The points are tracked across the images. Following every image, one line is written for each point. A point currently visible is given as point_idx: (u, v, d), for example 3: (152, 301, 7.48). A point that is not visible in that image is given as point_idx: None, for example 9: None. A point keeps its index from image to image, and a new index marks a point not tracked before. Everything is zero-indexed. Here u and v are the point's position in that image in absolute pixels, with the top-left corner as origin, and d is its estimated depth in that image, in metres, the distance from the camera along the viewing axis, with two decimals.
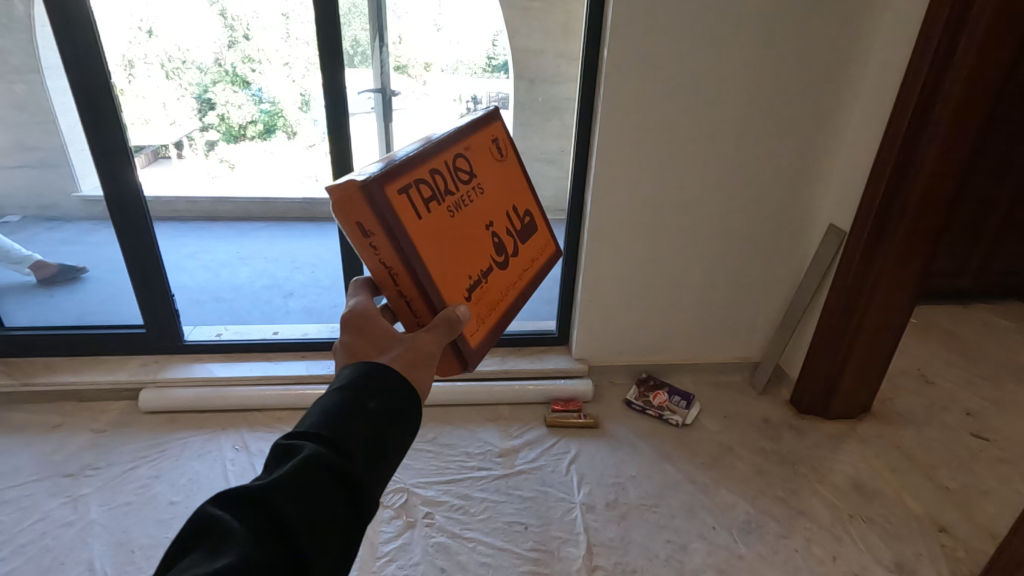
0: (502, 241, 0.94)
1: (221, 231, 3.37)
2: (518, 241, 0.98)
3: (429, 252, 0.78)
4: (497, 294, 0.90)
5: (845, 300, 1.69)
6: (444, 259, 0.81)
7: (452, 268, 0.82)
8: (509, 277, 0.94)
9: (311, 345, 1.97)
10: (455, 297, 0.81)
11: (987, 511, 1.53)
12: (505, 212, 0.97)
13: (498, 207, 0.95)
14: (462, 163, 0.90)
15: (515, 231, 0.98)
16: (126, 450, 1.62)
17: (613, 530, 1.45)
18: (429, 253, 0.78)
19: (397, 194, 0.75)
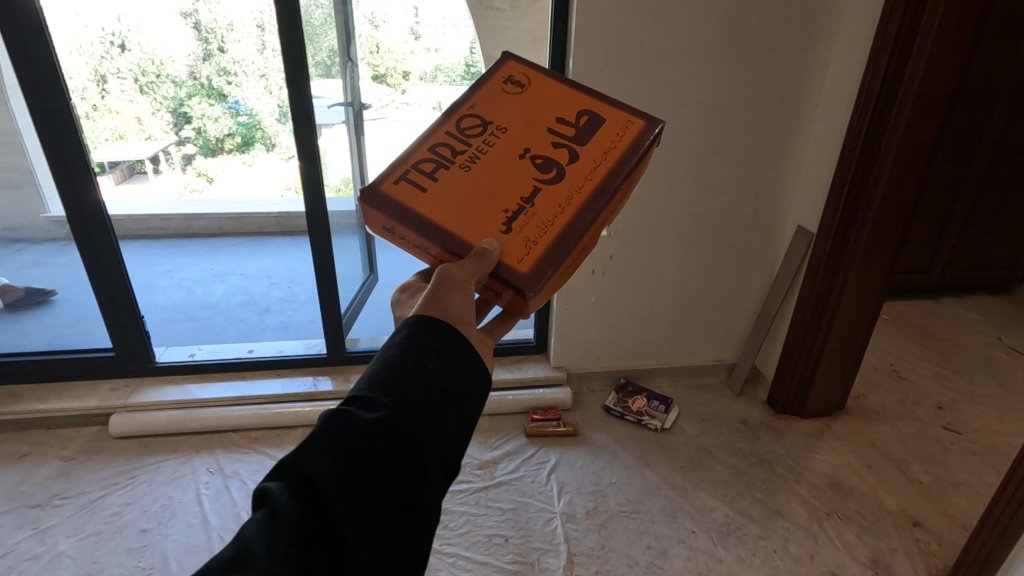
0: (549, 157, 0.81)
1: (195, 248, 3.33)
2: (575, 146, 0.82)
3: (436, 215, 0.76)
4: (553, 209, 0.76)
5: (816, 299, 1.72)
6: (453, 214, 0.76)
7: (478, 213, 0.76)
8: (567, 189, 0.78)
9: (287, 362, 1.95)
10: (487, 235, 0.74)
11: (959, 503, 1.56)
12: (545, 127, 0.84)
13: (532, 128, 0.84)
14: (468, 121, 0.85)
15: (568, 138, 0.83)
16: (96, 478, 1.58)
17: (594, 539, 1.45)
18: (451, 211, 0.76)
19: (395, 186, 0.78)
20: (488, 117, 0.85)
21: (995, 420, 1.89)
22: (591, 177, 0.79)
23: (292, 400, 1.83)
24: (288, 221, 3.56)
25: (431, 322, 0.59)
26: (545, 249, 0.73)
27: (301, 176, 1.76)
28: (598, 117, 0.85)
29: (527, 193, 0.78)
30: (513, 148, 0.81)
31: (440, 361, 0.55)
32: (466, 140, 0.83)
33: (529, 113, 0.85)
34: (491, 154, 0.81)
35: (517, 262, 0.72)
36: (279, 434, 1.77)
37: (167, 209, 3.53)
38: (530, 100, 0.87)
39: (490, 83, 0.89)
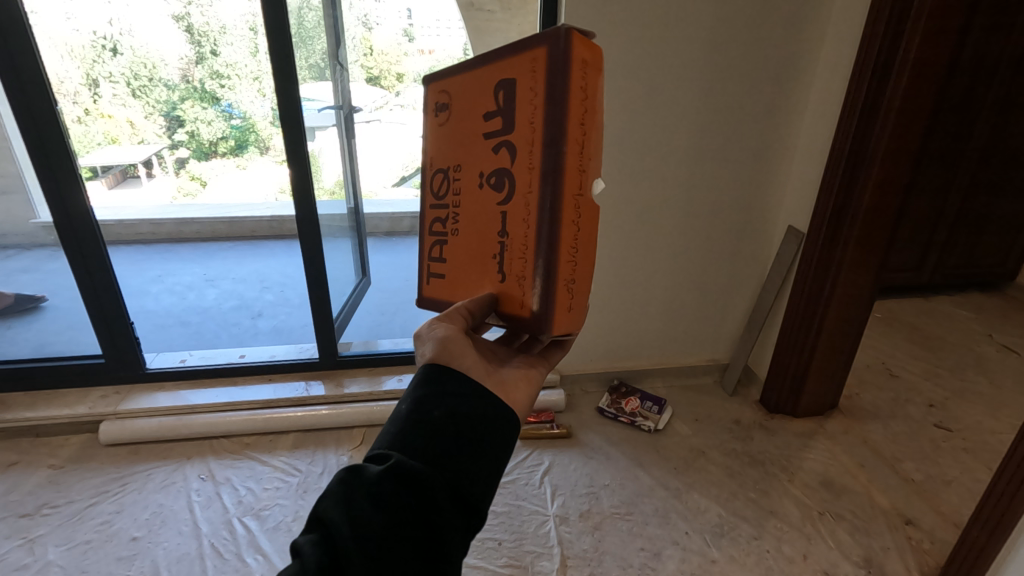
0: (497, 177, 0.75)
1: (187, 253, 3.31)
2: (506, 144, 0.73)
3: (458, 293, 0.82)
4: (522, 235, 0.72)
5: (807, 300, 1.72)
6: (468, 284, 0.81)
7: (480, 273, 0.79)
8: (521, 198, 0.72)
9: (279, 367, 1.94)
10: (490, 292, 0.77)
11: (951, 501, 1.56)
12: (480, 142, 0.77)
13: (473, 151, 0.78)
14: (437, 179, 0.84)
15: (499, 138, 0.74)
16: (85, 486, 1.57)
17: (587, 542, 1.44)
18: (465, 281, 0.81)
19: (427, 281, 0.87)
20: (444, 166, 0.83)
21: (986, 417, 1.90)
22: (533, 166, 0.70)
23: (284, 405, 1.82)
24: (281, 224, 3.55)
25: (436, 372, 0.63)
26: (530, 278, 0.72)
27: (291, 181, 1.75)
28: (509, 81, 0.71)
29: (499, 226, 0.75)
30: (473, 185, 0.78)
31: (444, 408, 0.59)
32: (444, 201, 0.83)
33: (463, 134, 0.79)
34: (464, 203, 0.81)
35: (518, 307, 0.74)
36: (270, 439, 1.76)
37: (158, 213, 3.51)
38: (461, 113, 0.79)
39: (428, 122, 0.85)
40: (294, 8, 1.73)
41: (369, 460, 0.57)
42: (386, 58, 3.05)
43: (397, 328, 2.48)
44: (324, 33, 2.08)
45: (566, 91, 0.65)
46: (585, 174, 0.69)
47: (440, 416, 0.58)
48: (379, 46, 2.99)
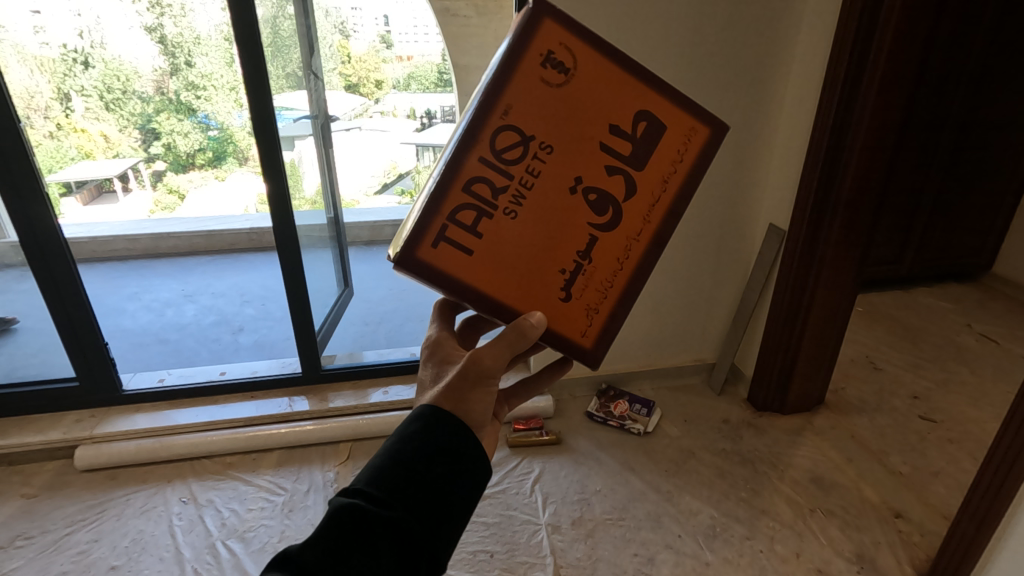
0: (603, 195, 0.71)
1: (164, 269, 3.23)
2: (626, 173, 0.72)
3: (494, 289, 0.70)
4: (611, 269, 0.74)
5: (790, 298, 1.73)
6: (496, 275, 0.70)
7: (536, 283, 0.71)
8: (623, 234, 0.73)
9: (261, 383, 1.90)
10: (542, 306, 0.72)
11: (938, 492, 1.58)
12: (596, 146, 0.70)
13: (582, 151, 0.70)
14: (512, 142, 0.68)
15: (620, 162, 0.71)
16: (61, 515, 1.51)
17: (581, 550, 1.42)
18: (498, 285, 0.70)
19: (433, 250, 0.68)
20: (530, 135, 0.69)
21: (968, 406, 1.92)
22: (649, 221, 0.73)
23: (267, 422, 1.78)
24: (261, 236, 3.48)
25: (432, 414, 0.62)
26: (609, 309, 0.75)
27: (267, 193, 1.71)
28: (659, 123, 0.72)
29: (584, 244, 0.72)
30: (559, 191, 0.70)
31: (435, 461, 0.59)
32: (518, 171, 0.69)
33: (576, 123, 0.69)
34: (537, 192, 0.70)
35: (582, 336, 0.74)
36: (254, 457, 1.72)
37: (134, 229, 3.42)
38: (587, 97, 0.69)
39: (525, 66, 0.68)
40: (268, 17, 1.69)
41: (358, 492, 0.56)
42: (365, 65, 3.13)
43: (381, 339, 2.44)
44: (300, 42, 2.05)
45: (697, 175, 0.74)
46: None
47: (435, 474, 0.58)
48: (357, 53, 3.00)
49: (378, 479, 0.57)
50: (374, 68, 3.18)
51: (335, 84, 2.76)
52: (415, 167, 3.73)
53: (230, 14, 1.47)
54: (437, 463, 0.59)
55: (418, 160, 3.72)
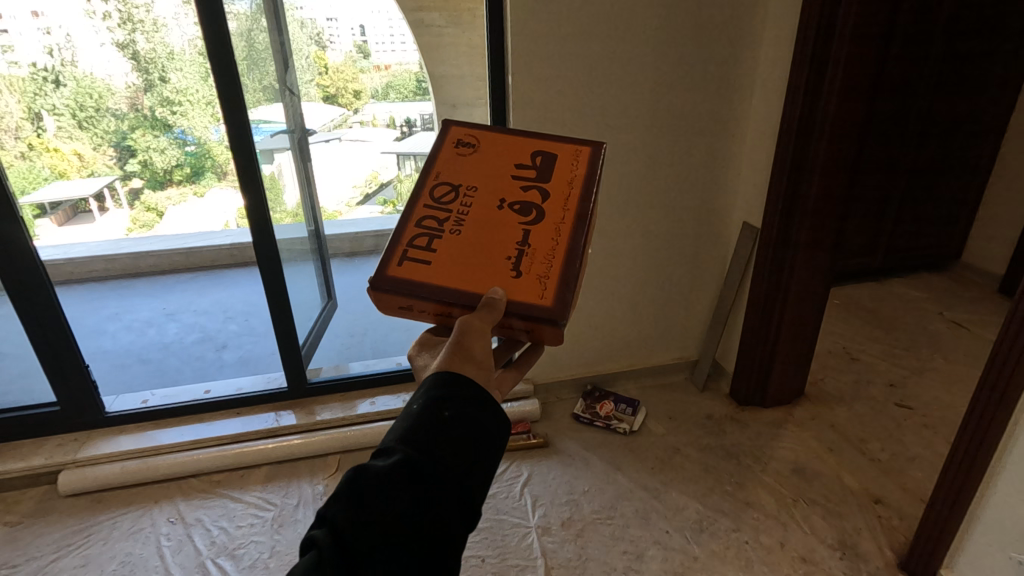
0: (523, 203, 0.87)
1: (143, 288, 3.19)
2: (539, 186, 0.89)
3: (446, 278, 0.79)
4: (549, 248, 0.82)
5: (765, 293, 1.77)
6: (477, 271, 0.80)
7: (481, 268, 0.80)
8: (550, 224, 0.85)
9: (246, 399, 1.89)
10: (496, 283, 0.79)
11: (915, 476, 1.63)
12: (504, 179, 0.90)
13: (488, 183, 0.89)
14: (442, 189, 0.88)
15: (530, 181, 0.90)
16: (46, 541, 1.50)
17: (571, 550, 1.44)
18: (450, 278, 0.79)
19: (398, 269, 0.80)
20: (457, 182, 0.90)
21: (943, 392, 1.98)
22: (570, 208, 0.87)
23: (254, 438, 1.78)
24: (243, 251, 3.45)
25: (452, 381, 0.60)
26: (560, 279, 0.79)
27: (245, 206, 1.71)
28: (552, 155, 0.94)
29: (531, 233, 0.84)
30: (488, 207, 0.87)
31: (445, 413, 0.58)
32: (446, 208, 0.87)
33: (488, 168, 0.91)
34: (472, 216, 0.86)
35: (539, 299, 0.77)
36: (242, 474, 1.71)
37: (111, 248, 3.37)
38: (494, 149, 0.94)
39: (444, 151, 0.94)
40: (241, 31, 1.69)
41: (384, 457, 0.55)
42: (342, 75, 3.16)
43: (367, 350, 2.45)
44: (274, 57, 2.05)
45: (589, 179, 0.90)
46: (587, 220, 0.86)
47: (470, 456, 0.56)
48: (334, 64, 3.02)
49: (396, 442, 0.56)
50: (351, 78, 3.21)
51: (313, 95, 2.75)
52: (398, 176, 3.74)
53: (201, 30, 1.47)
54: (448, 413, 0.58)
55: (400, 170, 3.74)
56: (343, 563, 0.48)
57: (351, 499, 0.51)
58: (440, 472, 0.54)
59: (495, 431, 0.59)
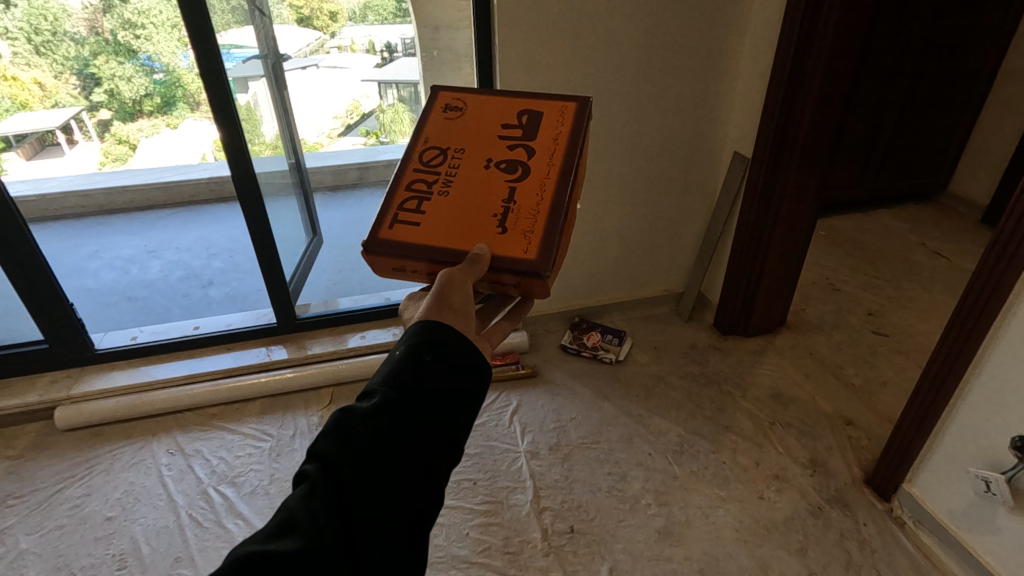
0: (510, 162, 0.86)
1: (122, 224, 3.11)
2: (525, 143, 0.87)
3: (435, 238, 0.80)
4: (533, 203, 0.81)
5: (753, 225, 1.77)
6: (474, 240, 0.79)
7: (468, 228, 0.80)
8: (536, 180, 0.83)
9: (236, 335, 1.90)
10: (482, 240, 0.79)
11: (886, 400, 1.71)
12: (492, 138, 0.89)
13: (475, 144, 0.88)
14: (431, 153, 0.88)
15: (517, 138, 0.88)
16: (49, 473, 1.54)
17: (559, 472, 1.51)
18: (438, 239, 0.80)
19: (389, 231, 0.81)
20: (445, 144, 0.89)
21: (919, 320, 2.04)
22: (555, 164, 0.84)
23: (247, 372, 1.80)
24: (222, 185, 3.35)
25: (438, 331, 0.61)
26: (544, 234, 0.78)
27: (221, 140, 1.64)
28: (537, 112, 0.91)
29: (517, 189, 0.83)
30: (475, 168, 0.86)
31: (427, 356, 0.59)
32: (435, 170, 0.86)
33: (475, 128, 0.90)
34: (460, 177, 0.85)
35: (523, 253, 0.77)
36: (237, 407, 1.75)
37: (85, 184, 3.25)
38: (482, 109, 0.92)
39: (432, 114, 0.93)
40: None
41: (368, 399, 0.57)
42: None
43: (355, 285, 2.44)
44: None
45: (576, 132, 0.88)
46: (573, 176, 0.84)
47: (453, 399, 0.58)
48: None
49: (379, 385, 0.57)
50: None
51: (285, 17, 2.57)
52: (379, 106, 3.61)
53: None
54: (430, 357, 0.59)
55: (381, 99, 3.58)
56: (330, 495, 0.51)
57: (333, 435, 0.53)
58: (421, 415, 0.55)
59: (477, 376, 0.60)
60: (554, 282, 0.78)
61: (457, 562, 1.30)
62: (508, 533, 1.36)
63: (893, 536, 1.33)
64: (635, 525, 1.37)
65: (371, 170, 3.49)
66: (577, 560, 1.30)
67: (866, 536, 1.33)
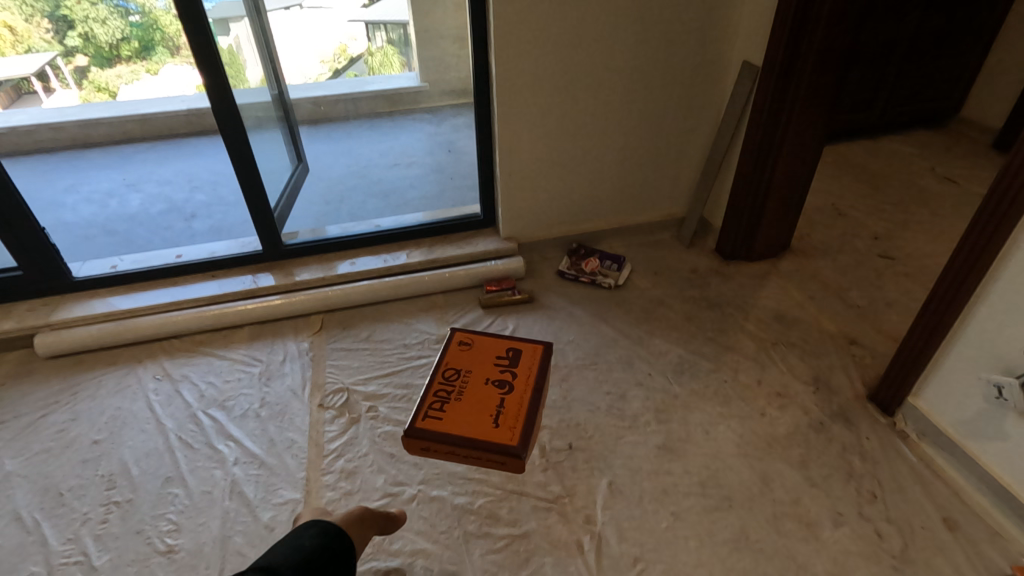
0: (501, 381, 1.22)
1: (98, 159, 2.97)
2: (510, 373, 1.24)
3: (455, 428, 1.14)
4: (515, 408, 1.16)
5: (760, 141, 1.68)
6: (478, 431, 1.13)
7: (475, 425, 1.14)
8: (518, 395, 1.19)
9: (221, 262, 1.82)
10: (484, 431, 1.13)
11: (891, 320, 1.67)
12: (491, 372, 1.24)
13: (479, 370, 1.24)
14: (449, 373, 1.24)
15: (505, 369, 1.25)
16: (32, 399, 1.49)
17: (556, 392, 1.48)
18: (456, 430, 1.13)
19: (424, 423, 1.15)
20: (458, 368, 1.25)
21: (927, 244, 1.98)
22: (529, 383, 1.21)
23: (234, 299, 1.73)
24: (201, 117, 3.19)
25: (319, 528, 0.92)
26: (523, 428, 1.14)
27: (189, 46, 1.47)
28: (516, 352, 1.28)
29: (506, 403, 1.18)
30: (479, 383, 1.21)
31: (312, 541, 0.89)
32: (451, 384, 1.22)
33: (478, 362, 1.26)
34: (468, 390, 1.20)
35: (509, 441, 1.12)
36: (224, 335, 1.69)
37: (56, 116, 3.08)
38: (481, 349, 1.30)
39: (448, 351, 1.29)
40: None
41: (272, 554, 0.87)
42: None
43: (344, 216, 2.35)
44: None
45: (543, 369, 1.25)
46: (540, 393, 1.20)
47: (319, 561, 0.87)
48: None
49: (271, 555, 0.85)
50: None
51: None
52: None
53: None
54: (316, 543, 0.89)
55: None
56: None
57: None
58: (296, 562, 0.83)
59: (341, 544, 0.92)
60: (527, 457, 1.13)
61: (453, 478, 1.28)
62: None
63: (895, 449, 1.31)
64: (634, 442, 1.35)
65: (361, 103, 3.30)
66: (576, 475, 1.28)
67: (868, 448, 1.32)
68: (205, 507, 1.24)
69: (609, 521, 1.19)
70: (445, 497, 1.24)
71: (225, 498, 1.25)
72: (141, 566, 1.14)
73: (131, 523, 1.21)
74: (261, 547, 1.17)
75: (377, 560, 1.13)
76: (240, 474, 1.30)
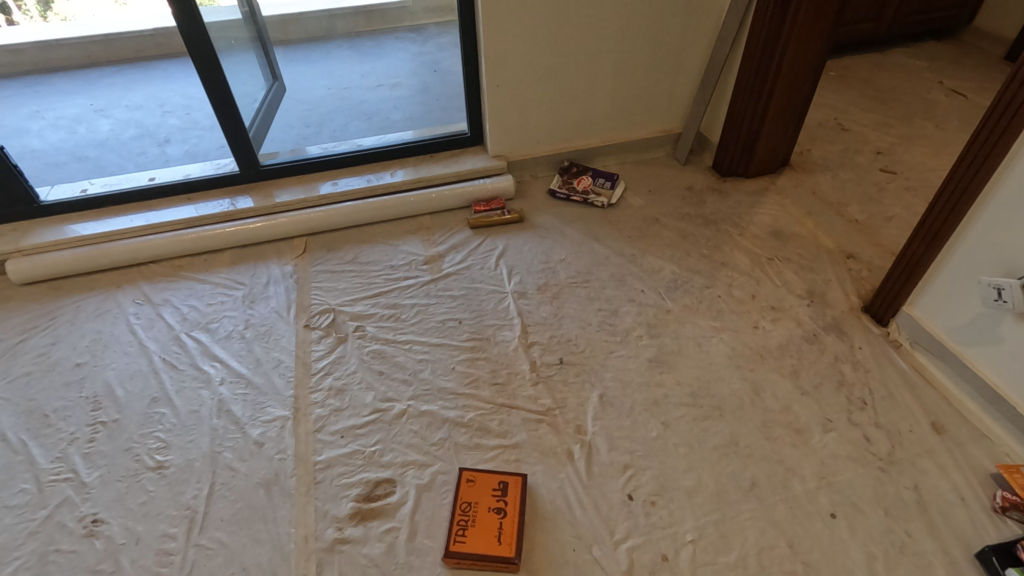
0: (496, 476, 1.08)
1: (63, 83, 2.80)
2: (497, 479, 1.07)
3: (475, 548, 0.98)
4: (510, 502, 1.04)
5: (764, 45, 1.58)
6: (485, 549, 0.98)
7: (484, 533, 1.00)
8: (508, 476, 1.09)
9: (195, 184, 1.74)
10: (487, 544, 0.99)
11: (889, 234, 1.63)
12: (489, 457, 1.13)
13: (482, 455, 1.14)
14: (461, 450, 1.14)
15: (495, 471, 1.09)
16: (9, 324, 1.46)
17: (547, 310, 1.45)
18: (475, 542, 0.99)
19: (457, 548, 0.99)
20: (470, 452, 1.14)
21: (930, 157, 1.91)
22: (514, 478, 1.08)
23: (212, 223, 1.67)
24: (170, 38, 3.00)
25: None
26: (513, 530, 1.01)
27: None
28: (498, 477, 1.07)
29: (502, 503, 1.04)
30: (480, 490, 1.05)
31: None
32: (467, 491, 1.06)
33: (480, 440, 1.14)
34: (476, 489, 1.06)
35: (506, 546, 0.98)
36: (204, 259, 1.64)
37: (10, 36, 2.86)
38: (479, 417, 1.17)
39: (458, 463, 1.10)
40: None
41: None
42: None
43: (326, 139, 2.24)
44: None
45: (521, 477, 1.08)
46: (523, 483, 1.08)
47: None
48: None
49: None
50: None
51: None
52: None
53: None
54: None
55: None
56: None
57: None
58: None
59: None
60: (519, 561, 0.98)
61: (443, 393, 1.27)
62: (495, 366, 1.32)
63: (888, 358, 1.30)
64: (626, 355, 1.34)
65: (338, 21, 3.11)
66: (566, 389, 1.27)
67: (860, 358, 1.31)
68: (193, 426, 1.23)
69: (600, 432, 1.19)
70: (435, 412, 1.23)
71: (213, 416, 1.24)
72: (132, 482, 1.14)
73: (119, 442, 1.20)
74: (252, 462, 1.16)
75: (369, 472, 1.14)
76: (227, 394, 1.28)
